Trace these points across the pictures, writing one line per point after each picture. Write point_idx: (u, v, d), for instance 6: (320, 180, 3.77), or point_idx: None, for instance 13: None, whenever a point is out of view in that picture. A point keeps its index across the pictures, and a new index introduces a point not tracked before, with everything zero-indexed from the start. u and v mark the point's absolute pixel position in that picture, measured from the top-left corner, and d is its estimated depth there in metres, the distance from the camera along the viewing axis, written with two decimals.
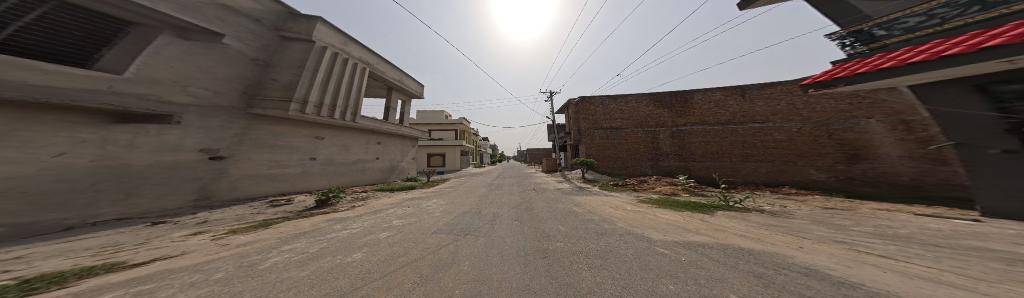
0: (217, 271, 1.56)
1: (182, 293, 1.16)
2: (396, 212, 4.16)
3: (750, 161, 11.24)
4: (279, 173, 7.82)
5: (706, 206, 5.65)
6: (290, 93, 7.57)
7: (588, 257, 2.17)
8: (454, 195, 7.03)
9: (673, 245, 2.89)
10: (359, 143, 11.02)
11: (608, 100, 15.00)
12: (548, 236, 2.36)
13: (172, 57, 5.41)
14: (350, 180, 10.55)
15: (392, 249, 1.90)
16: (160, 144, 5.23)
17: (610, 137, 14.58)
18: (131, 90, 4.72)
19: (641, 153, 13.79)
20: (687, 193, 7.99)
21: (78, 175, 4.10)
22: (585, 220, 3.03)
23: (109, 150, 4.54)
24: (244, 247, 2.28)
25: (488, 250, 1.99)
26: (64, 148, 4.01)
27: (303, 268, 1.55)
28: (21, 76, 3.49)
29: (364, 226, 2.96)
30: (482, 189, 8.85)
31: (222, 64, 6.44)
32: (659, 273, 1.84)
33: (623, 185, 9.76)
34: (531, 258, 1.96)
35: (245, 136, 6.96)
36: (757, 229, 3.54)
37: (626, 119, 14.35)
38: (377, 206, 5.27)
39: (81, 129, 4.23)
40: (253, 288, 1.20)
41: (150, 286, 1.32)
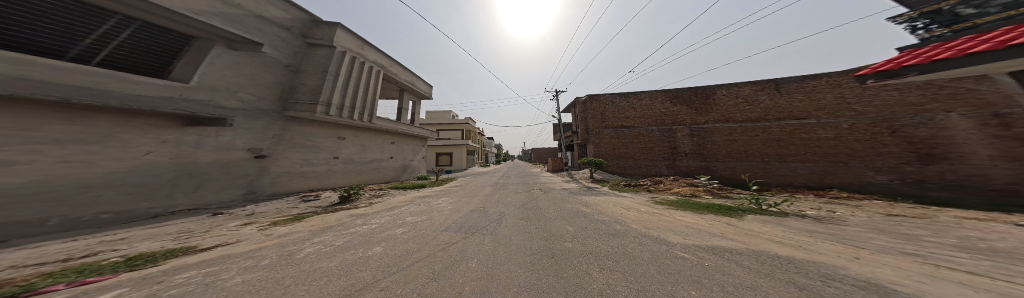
0: (264, 258, 1.75)
1: (239, 276, 1.32)
2: (410, 210, 4.33)
3: (787, 160, 10.13)
4: (309, 171, 8.55)
5: (733, 209, 5.19)
6: (317, 97, 8.32)
7: (600, 259, 2.12)
8: (462, 194, 7.14)
9: (696, 250, 2.70)
10: (376, 142, 11.61)
11: (619, 98, 14.59)
12: (556, 236, 2.32)
13: (223, 66, 6.19)
14: (368, 178, 11.11)
15: (408, 245, 2.00)
16: (217, 144, 6.00)
17: (620, 136, 14.09)
18: (196, 97, 5.49)
19: (656, 152, 13.17)
20: (709, 195, 7.40)
21: (159, 171, 4.93)
22: (593, 220, 2.97)
23: (182, 149, 5.38)
24: (284, 238, 2.50)
25: (501, 251, 1.98)
26: (150, 147, 4.84)
27: (332, 259, 1.69)
28: (121, 87, 4.30)
29: (381, 222, 3.12)
30: (489, 188, 8.96)
31: (263, 71, 7.28)
32: (679, 277, 1.75)
33: (636, 186, 9.32)
34: (539, 258, 1.94)
35: (283, 135, 7.74)
36: (799, 237, 3.18)
37: (639, 118, 13.82)
38: (394, 203, 5.49)
39: (162, 132, 5.05)
40: (291, 276, 1.33)
41: (214, 268, 1.51)
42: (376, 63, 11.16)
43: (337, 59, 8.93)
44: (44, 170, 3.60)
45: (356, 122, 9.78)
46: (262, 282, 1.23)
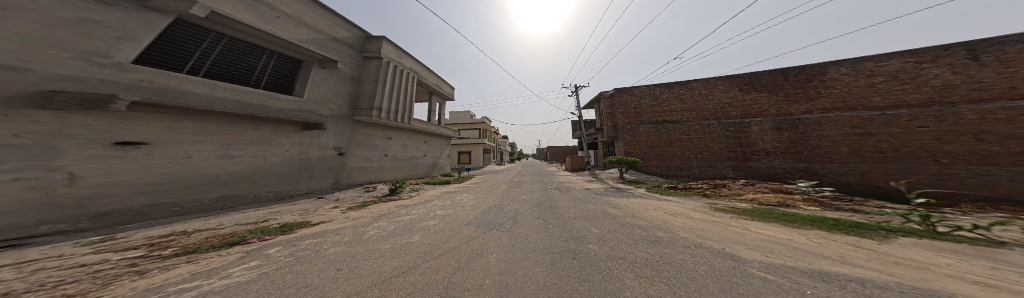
0: (345, 235, 2.33)
1: (329, 250, 1.98)
2: (441, 204, 4.74)
3: (1009, 165, 5.95)
4: (372, 166, 10.22)
5: (864, 227, 3.55)
6: (373, 103, 9.65)
7: (636, 266, 1.84)
8: (479, 191, 7.41)
9: (784, 269, 1.99)
10: (414, 141, 13.02)
11: (659, 89, 12.93)
12: (579, 237, 2.20)
13: (320, 82, 8.15)
14: (408, 173, 12.57)
15: (439, 236, 2.25)
16: (317, 143, 7.91)
17: (661, 133, 12.30)
18: (307, 108, 7.58)
19: (716, 150, 11.01)
20: (815, 206, 5.32)
21: (291, 163, 7.02)
22: (618, 220, 2.70)
23: (301, 149, 7.36)
24: (356, 220, 3.19)
25: (523, 252, 1.95)
26: (287, 146, 6.93)
27: (386, 242, 2.11)
28: (273, 104, 6.54)
29: (418, 213, 3.58)
30: (506, 185, 9.11)
31: (340, 84, 8.93)
32: (747, 293, 1.36)
33: (686, 189, 7.64)
34: (561, 260, 1.86)
35: (355, 136, 9.40)
36: (1005, 266, 1.95)
37: (687, 110, 11.92)
38: (425, 197, 6.20)
39: (291, 136, 7.05)
40: (362, 260, 1.85)
41: (318, 239, 2.21)
42: (411, 69, 12.47)
43: (388, 70, 10.47)
44: (243, 162, 5.78)
45: (401, 124, 11.17)
46: (343, 260, 1.83)
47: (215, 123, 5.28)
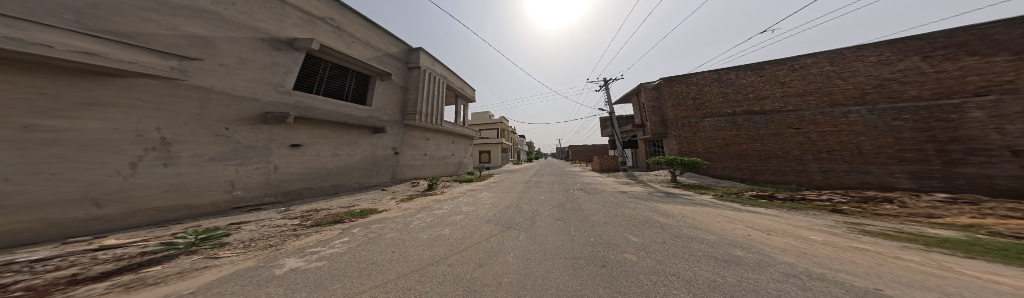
0: (399, 224, 2.87)
1: (389, 233, 2.53)
2: (469, 201, 4.99)
3: None
4: (416, 163, 11.20)
5: None
6: (417, 108, 10.53)
7: (692, 283, 1.37)
8: (497, 189, 7.46)
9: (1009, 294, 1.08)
10: (445, 142, 13.61)
11: (734, 74, 10.91)
12: (612, 245, 1.95)
13: (382, 94, 9.41)
14: (439, 171, 13.19)
15: (465, 231, 2.44)
16: (377, 143, 9.00)
17: (736, 126, 10.30)
18: (371, 115, 8.78)
19: (855, 145, 7.68)
20: None
21: (364, 161, 8.44)
22: (665, 228, 2.20)
23: (370, 149, 8.68)
24: (405, 211, 3.86)
25: (543, 254, 1.89)
26: (360, 145, 8.25)
27: (425, 232, 2.49)
28: (350, 112, 7.94)
29: (447, 208, 3.95)
30: (528, 184, 8.84)
31: (394, 94, 10.06)
32: None
33: (798, 201, 5.11)
34: (585, 265, 1.68)
35: (404, 138, 10.41)
36: None
37: (788, 96, 9.27)
38: (453, 193, 6.75)
39: (361, 138, 8.28)
40: (409, 245, 2.26)
41: (380, 225, 2.83)
42: (443, 75, 13.16)
43: (429, 79, 11.40)
44: (337, 159, 7.42)
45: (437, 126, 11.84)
46: (396, 244, 2.29)
47: (318, 129, 6.84)
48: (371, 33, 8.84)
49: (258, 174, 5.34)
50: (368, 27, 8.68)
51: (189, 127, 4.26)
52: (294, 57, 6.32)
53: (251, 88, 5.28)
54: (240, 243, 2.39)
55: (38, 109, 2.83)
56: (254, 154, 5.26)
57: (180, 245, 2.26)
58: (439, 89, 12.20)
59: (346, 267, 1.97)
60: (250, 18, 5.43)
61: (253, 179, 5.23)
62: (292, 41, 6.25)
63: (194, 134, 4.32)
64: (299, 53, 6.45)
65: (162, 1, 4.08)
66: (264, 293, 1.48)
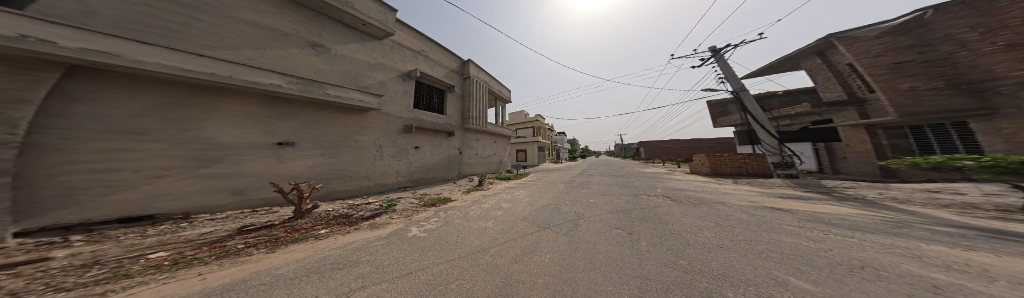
0: (463, 215, 3.69)
1: (457, 221, 3.35)
2: (510, 199, 5.18)
3: None
4: (472, 163, 11.60)
5: None
6: (473, 113, 11.09)
7: None
8: (536, 189, 7.24)
9: None
10: (489, 142, 13.08)
11: None
12: (709, 272, 1.19)
13: (453, 104, 10.50)
14: (486, 169, 12.85)
15: (504, 229, 2.70)
16: (448, 146, 9.94)
17: None
18: (443, 122, 9.69)
19: None
20: None
21: (445, 161, 9.74)
22: (939, 293, 0.84)
23: (450, 152, 10.04)
24: (466, 202, 4.93)
25: (587, 261, 1.63)
26: (439, 146, 9.42)
27: (478, 223, 3.04)
28: (433, 120, 9.21)
29: (490, 204, 4.50)
30: (579, 187, 7.58)
31: (458, 102, 10.81)
32: None
33: None
34: (642, 280, 1.19)
35: (465, 140, 11.06)
36: None
37: None
38: (496, 189, 7.33)
39: (438, 141, 9.36)
40: (468, 230, 2.81)
41: (453, 213, 3.83)
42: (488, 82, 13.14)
43: (479, 87, 11.88)
44: (434, 155, 9.15)
45: (485, 128, 11.94)
46: (460, 229, 2.91)
47: (424, 135, 8.71)
48: (438, 51, 9.81)
49: (403, 164, 7.80)
50: (439, 49, 9.84)
51: (389, 136, 7.39)
52: (409, 81, 8.24)
53: (400, 110, 7.83)
54: (403, 211, 4.25)
55: (358, 130, 6.55)
56: (397, 154, 7.57)
57: (388, 206, 4.57)
58: (484, 92, 12.27)
59: (428, 244, 2.68)
60: (394, 62, 7.80)
61: (403, 169, 7.77)
62: (409, 72, 8.29)
63: (392, 142, 7.50)
64: (411, 80, 8.38)
65: (377, 65, 7.24)
66: (404, 246, 2.63)
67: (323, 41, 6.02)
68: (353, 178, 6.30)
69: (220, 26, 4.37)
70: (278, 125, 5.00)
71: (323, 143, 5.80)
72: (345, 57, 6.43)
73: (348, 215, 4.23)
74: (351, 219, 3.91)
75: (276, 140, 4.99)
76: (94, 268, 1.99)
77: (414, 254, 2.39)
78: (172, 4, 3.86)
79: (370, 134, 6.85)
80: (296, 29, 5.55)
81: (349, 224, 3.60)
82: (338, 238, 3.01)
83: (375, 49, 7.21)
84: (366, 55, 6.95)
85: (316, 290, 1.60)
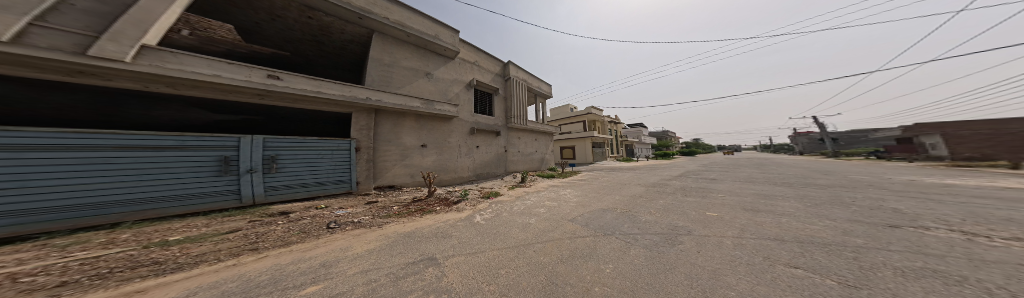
0: (502, 212, 4.02)
1: (499, 217, 3.67)
2: (563, 198, 4.92)
3: None
4: (518, 160, 12.01)
5: None
6: (515, 112, 11.78)
7: None
8: (591, 188, 6.46)
9: None
10: (531, 139, 13.00)
11: None
12: None
13: (501, 106, 11.52)
14: (528, 167, 12.75)
15: (544, 230, 2.56)
16: (496, 145, 10.71)
17: None
18: (489, 122, 10.50)
19: None
20: None
21: (495, 160, 10.60)
22: None
23: (500, 152, 10.92)
24: (510, 199, 5.29)
25: (685, 288, 1.14)
26: (490, 144, 10.40)
27: (525, 219, 3.25)
28: (487, 122, 10.41)
29: (532, 201, 4.70)
30: (657, 191, 5.78)
31: (502, 103, 11.61)
32: None
33: None
34: None
35: (509, 138, 11.55)
36: None
37: None
38: (539, 187, 7.27)
39: (489, 141, 10.39)
40: (518, 226, 2.88)
41: (507, 210, 4.18)
42: (527, 80, 13.50)
43: (519, 87, 12.46)
44: (489, 152, 10.28)
45: (524, 126, 12.12)
46: (507, 223, 3.11)
47: (484, 136, 10.18)
48: (485, 59, 11.12)
49: (470, 160, 9.39)
50: (484, 57, 11.08)
51: (466, 139, 9.31)
52: (469, 90, 9.87)
53: (466, 115, 9.45)
54: (471, 202, 5.22)
55: (449, 133, 8.70)
56: (465, 151, 9.24)
57: (465, 195, 5.72)
58: (523, 91, 12.73)
59: (484, 231, 3.05)
60: (461, 76, 9.70)
61: (471, 165, 9.43)
62: (468, 81, 9.92)
63: (468, 143, 9.35)
64: (472, 89, 10.05)
65: (457, 82, 9.49)
66: (466, 232, 3.06)
67: (431, 69, 8.72)
68: (448, 171, 8.56)
69: (400, 73, 7.84)
70: (423, 134, 7.84)
71: (436, 143, 8.23)
72: (440, 79, 8.95)
73: (450, 200, 5.41)
74: (446, 203, 5.11)
75: (421, 143, 7.79)
76: (383, 209, 4.63)
77: (482, 239, 2.71)
78: (387, 66, 7.59)
79: (455, 137, 8.88)
80: (420, 65, 8.44)
81: (441, 205, 4.93)
82: (443, 215, 4.14)
83: (453, 68, 9.45)
84: (450, 75, 9.30)
85: (430, 249, 2.40)
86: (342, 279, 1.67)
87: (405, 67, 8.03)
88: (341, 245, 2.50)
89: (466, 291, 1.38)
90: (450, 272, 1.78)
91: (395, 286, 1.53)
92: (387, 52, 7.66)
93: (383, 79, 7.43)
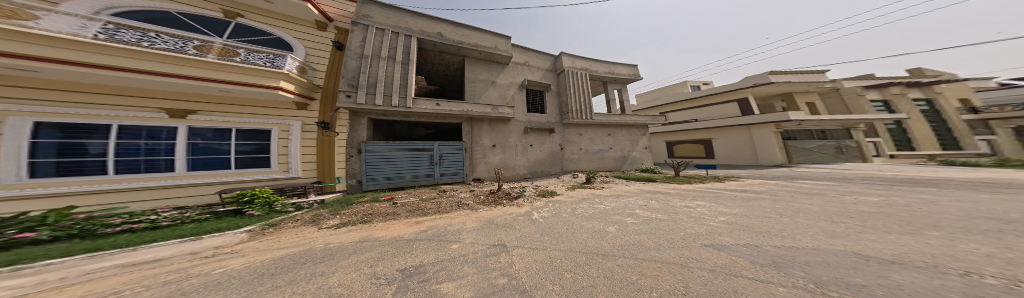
0: (565, 212, 3.86)
1: (561, 216, 3.56)
2: (698, 214, 3.41)
3: None
4: (579, 157, 10.94)
5: None
6: (573, 106, 10.86)
7: None
8: (759, 205, 4.05)
9: None
10: (599, 135, 11.48)
11: None
12: None
13: (557, 101, 11.04)
14: (597, 166, 11.24)
15: (618, 243, 2.16)
16: (550, 143, 10.36)
17: None
18: (541, 120, 10.30)
19: None
20: None
21: (550, 158, 10.27)
22: None
23: (557, 151, 10.51)
24: (572, 200, 4.99)
25: None
26: (542, 142, 10.17)
27: (591, 225, 2.94)
28: (541, 120, 10.31)
29: (607, 206, 4.10)
30: (1010, 224, 2.50)
31: (554, 99, 11.06)
32: None
33: None
34: None
35: (567, 134, 10.86)
36: None
37: None
38: (617, 191, 6.14)
39: (543, 139, 10.22)
40: (583, 232, 2.62)
41: (574, 210, 3.97)
42: (588, 68, 11.98)
43: (575, 78, 11.31)
44: (543, 150, 10.14)
45: (586, 120, 10.91)
46: (568, 226, 2.93)
47: (539, 134, 10.16)
48: (537, 57, 11.13)
49: (526, 157, 9.69)
50: (537, 55, 11.16)
51: (523, 138, 9.70)
52: (522, 91, 10.17)
53: (520, 115, 9.81)
54: (532, 198, 5.41)
55: (507, 133, 9.35)
56: (521, 151, 9.62)
57: (522, 192, 5.91)
58: (586, 83, 11.43)
59: (546, 228, 3.06)
60: (515, 78, 10.23)
61: (529, 162, 9.74)
62: (522, 82, 10.26)
63: (525, 143, 9.76)
64: (524, 88, 10.30)
65: (514, 84, 10.10)
66: (528, 226, 3.20)
67: (492, 77, 9.69)
68: (509, 168, 9.26)
69: (478, 87, 9.34)
70: (492, 137, 8.94)
71: (498, 143, 9.06)
72: (501, 85, 9.82)
73: (511, 195, 5.80)
74: (507, 198, 5.50)
75: (489, 144, 8.88)
76: (478, 196, 5.86)
77: (543, 237, 2.71)
78: (469, 82, 9.20)
79: (513, 136, 9.46)
80: (487, 75, 9.63)
81: (506, 199, 5.41)
82: (516, 208, 4.54)
83: (508, 72, 10.10)
84: (508, 79, 10.02)
85: (502, 235, 2.77)
86: (465, 243, 2.47)
87: (479, 80, 9.41)
88: (450, 221, 3.50)
89: (533, 283, 1.43)
90: (518, 260, 1.93)
91: (481, 261, 1.92)
92: (471, 70, 9.34)
93: (471, 93, 9.15)
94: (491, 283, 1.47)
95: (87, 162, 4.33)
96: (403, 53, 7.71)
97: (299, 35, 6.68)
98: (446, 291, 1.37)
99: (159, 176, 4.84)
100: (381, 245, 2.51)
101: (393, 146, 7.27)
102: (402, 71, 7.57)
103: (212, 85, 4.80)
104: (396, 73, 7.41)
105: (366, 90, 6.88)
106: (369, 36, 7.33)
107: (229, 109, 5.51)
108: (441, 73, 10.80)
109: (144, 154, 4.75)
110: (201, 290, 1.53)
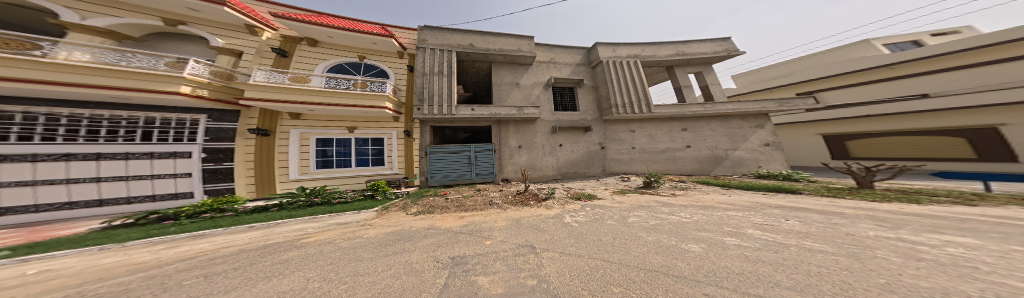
0: (612, 218, 3.50)
1: (610, 222, 3.28)
2: (889, 242, 2.23)
3: None
4: (626, 158, 9.77)
5: None
6: (614, 100, 9.70)
7: None
8: (960, 229, 2.66)
9: None
10: (665, 131, 9.97)
11: None
12: None
13: (591, 97, 10.29)
14: (664, 168, 9.80)
15: (678, 262, 1.83)
16: (583, 144, 9.66)
17: None
18: (566, 118, 9.69)
19: None
20: None
21: (584, 159, 9.59)
22: None
23: (598, 152, 9.75)
24: (620, 205, 4.54)
25: None
26: (568, 142, 9.56)
27: (646, 237, 2.57)
28: (570, 118, 9.75)
29: (693, 219, 3.46)
30: None
31: (586, 94, 10.29)
32: None
33: None
34: None
35: (612, 132, 9.93)
36: None
37: None
38: (688, 199, 5.16)
39: (575, 139, 9.63)
40: (632, 246, 2.30)
41: (627, 217, 3.55)
42: (632, 55, 10.61)
43: (616, 69, 10.20)
44: (576, 150, 9.57)
45: (638, 115, 9.59)
46: (612, 235, 2.65)
47: (569, 133, 9.64)
48: (563, 53, 10.69)
49: (554, 157, 9.35)
50: (568, 51, 10.74)
51: (554, 139, 9.42)
52: (548, 89, 9.92)
53: (548, 115, 9.59)
54: (564, 200, 5.19)
55: (530, 133, 9.19)
56: (549, 151, 9.33)
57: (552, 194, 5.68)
58: (632, 73, 10.13)
59: (578, 233, 2.86)
60: (545, 77, 10.07)
61: (559, 163, 9.38)
62: (547, 80, 10.00)
63: (558, 144, 9.45)
64: (549, 87, 9.99)
65: (541, 83, 9.94)
66: (566, 231, 3.02)
67: (516, 79, 9.76)
68: (539, 169, 9.15)
69: (506, 91, 9.60)
70: (523, 139, 9.02)
71: (522, 144, 9.03)
72: (527, 85, 9.81)
73: (537, 196, 5.69)
74: (533, 200, 5.30)
75: (516, 145, 8.98)
76: (516, 195, 6.01)
77: (581, 242, 2.54)
78: (496, 87, 9.56)
79: (540, 136, 9.27)
80: (512, 78, 9.77)
81: (532, 200, 5.33)
82: (546, 210, 4.40)
83: (530, 72, 9.97)
84: (535, 79, 9.94)
85: (540, 237, 2.72)
86: (497, 241, 2.53)
87: (504, 83, 9.65)
88: (496, 219, 3.67)
89: (565, 289, 1.36)
90: (549, 263, 1.87)
91: (513, 260, 1.95)
92: (510, 76, 9.75)
93: (501, 96, 9.53)
94: (520, 283, 1.46)
95: (331, 160, 7.23)
96: (444, 65, 8.52)
97: (385, 61, 8.34)
98: (482, 284, 1.43)
99: (347, 169, 7.32)
100: (431, 236, 2.79)
101: (445, 148, 8.16)
102: (448, 83, 8.38)
103: (361, 109, 6.74)
104: (443, 85, 8.28)
105: (427, 102, 8.00)
106: (424, 56, 8.48)
107: (367, 124, 7.58)
108: (477, 80, 11.56)
109: (338, 155, 7.35)
110: (306, 260, 2.08)
